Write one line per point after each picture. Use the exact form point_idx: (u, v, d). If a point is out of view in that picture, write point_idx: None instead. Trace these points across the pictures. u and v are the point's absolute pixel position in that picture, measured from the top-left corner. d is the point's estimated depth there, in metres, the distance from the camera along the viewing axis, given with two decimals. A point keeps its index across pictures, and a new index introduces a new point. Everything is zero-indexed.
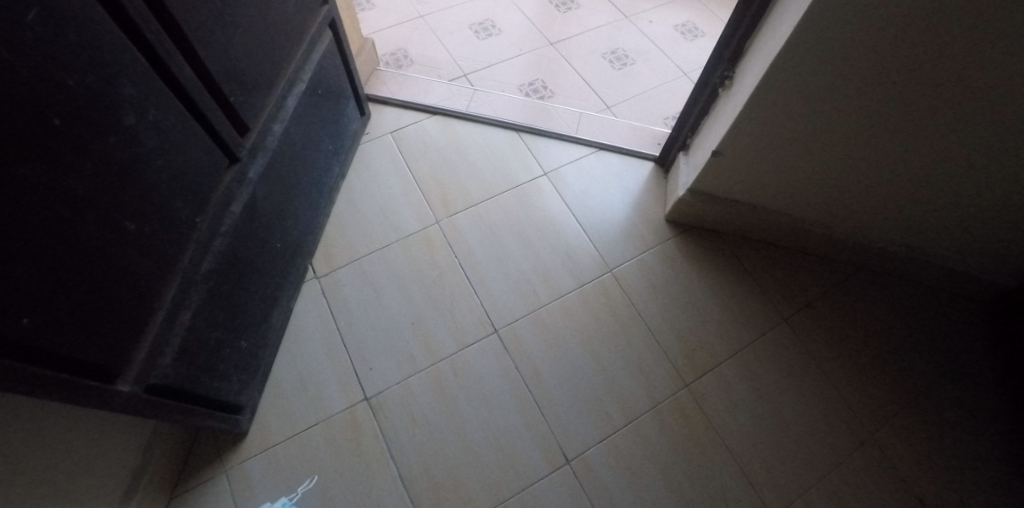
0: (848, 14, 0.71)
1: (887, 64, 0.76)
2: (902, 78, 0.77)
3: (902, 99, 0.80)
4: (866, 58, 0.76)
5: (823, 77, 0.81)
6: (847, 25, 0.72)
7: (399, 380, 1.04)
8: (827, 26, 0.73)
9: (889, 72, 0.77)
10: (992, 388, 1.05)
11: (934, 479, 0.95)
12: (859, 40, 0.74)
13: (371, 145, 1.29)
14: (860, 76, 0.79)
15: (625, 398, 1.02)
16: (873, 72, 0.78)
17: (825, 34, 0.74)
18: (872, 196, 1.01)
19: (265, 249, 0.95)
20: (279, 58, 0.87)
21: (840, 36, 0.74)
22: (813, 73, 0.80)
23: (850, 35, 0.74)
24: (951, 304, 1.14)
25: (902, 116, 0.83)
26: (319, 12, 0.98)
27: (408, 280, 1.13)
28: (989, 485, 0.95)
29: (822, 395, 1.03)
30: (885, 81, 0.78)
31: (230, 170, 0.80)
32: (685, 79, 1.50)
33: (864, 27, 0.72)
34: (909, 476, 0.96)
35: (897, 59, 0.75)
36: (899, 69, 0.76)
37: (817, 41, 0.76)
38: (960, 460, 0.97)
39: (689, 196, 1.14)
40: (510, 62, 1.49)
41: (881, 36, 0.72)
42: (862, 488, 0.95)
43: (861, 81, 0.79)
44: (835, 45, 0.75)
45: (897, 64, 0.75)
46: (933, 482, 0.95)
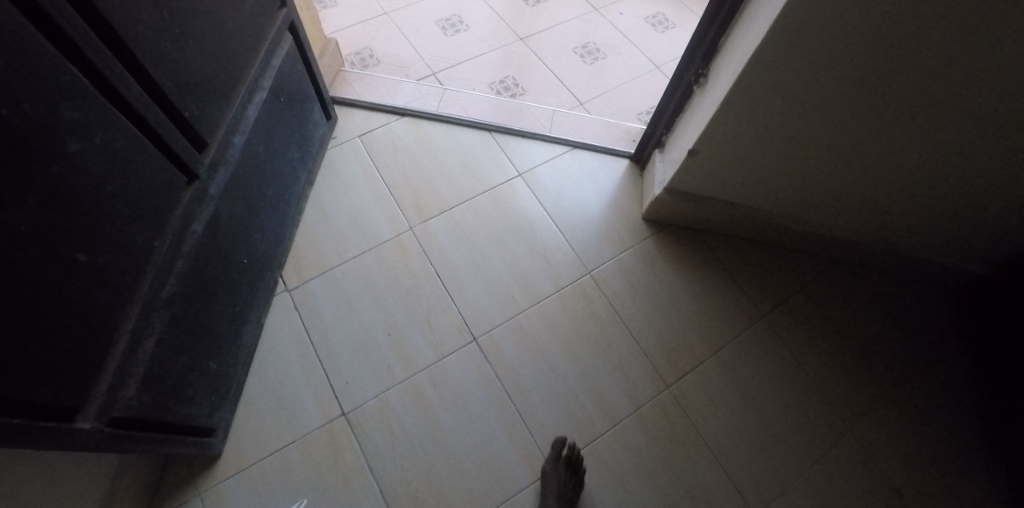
0: (819, 15, 0.71)
1: (855, 64, 0.77)
2: (869, 77, 0.78)
3: (869, 96, 0.81)
4: (835, 57, 0.76)
5: (794, 76, 0.81)
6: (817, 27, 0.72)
7: (378, 394, 1.02)
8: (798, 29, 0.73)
9: (857, 72, 0.78)
10: (956, 372, 1.12)
11: (903, 462, 1.03)
12: (830, 39, 0.74)
13: (339, 150, 1.25)
14: (830, 75, 0.79)
15: (606, 402, 1.04)
16: (842, 72, 0.78)
17: (797, 34, 0.74)
18: (840, 190, 1.03)
19: (232, 266, 0.91)
20: (237, 66, 0.82)
21: (812, 36, 0.74)
22: (785, 72, 0.81)
23: (821, 36, 0.74)
24: (919, 293, 1.21)
25: (870, 112, 0.84)
26: (278, 15, 0.94)
27: (384, 289, 1.11)
28: (953, 464, 1.03)
29: (798, 388, 1.09)
30: (853, 81, 0.79)
31: (189, 190, 0.76)
32: (656, 71, 1.50)
33: (833, 28, 0.72)
34: (880, 461, 1.03)
35: (864, 59, 0.76)
36: (866, 68, 0.77)
37: (790, 41, 0.76)
38: (926, 442, 1.04)
39: (664, 195, 1.15)
40: (480, 59, 1.46)
41: (850, 36, 0.73)
42: (838, 475, 1.01)
43: (830, 80, 0.80)
44: (807, 44, 0.76)
45: (866, 63, 0.76)
46: (902, 464, 1.02)
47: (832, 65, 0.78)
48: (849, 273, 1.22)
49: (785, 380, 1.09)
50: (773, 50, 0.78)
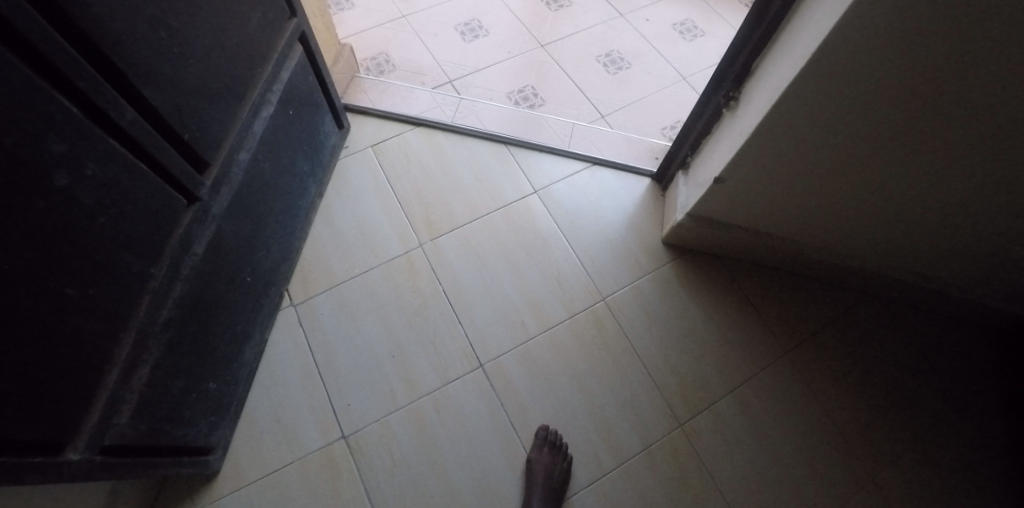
0: (865, 49, 0.65)
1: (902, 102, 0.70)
2: (914, 117, 0.72)
3: (914, 136, 0.75)
4: (881, 94, 0.70)
5: (832, 110, 0.75)
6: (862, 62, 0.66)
7: (380, 417, 1.00)
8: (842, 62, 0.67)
9: (904, 110, 0.71)
10: (995, 418, 1.05)
11: None
12: (876, 75, 0.68)
13: (351, 159, 1.22)
14: (874, 112, 0.73)
15: (615, 437, 1.02)
16: (887, 110, 0.72)
17: (840, 66, 0.68)
18: (877, 224, 0.96)
19: (235, 285, 0.89)
20: (243, 83, 0.79)
21: (857, 69, 0.68)
22: (823, 105, 0.75)
23: (866, 70, 0.68)
24: (957, 331, 1.13)
25: (914, 151, 0.77)
26: (287, 26, 0.90)
27: (390, 308, 1.08)
28: None
29: (818, 431, 1.04)
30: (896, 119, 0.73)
31: (189, 212, 0.73)
32: (684, 83, 1.43)
33: (880, 64, 0.66)
34: None
35: (911, 99, 0.69)
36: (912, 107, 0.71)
37: (832, 72, 0.69)
38: (957, 495, 0.99)
39: (686, 220, 1.09)
40: (499, 66, 1.41)
41: (900, 73, 0.66)
42: None
43: (873, 117, 0.74)
44: (850, 78, 0.69)
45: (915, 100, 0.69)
46: None
47: (875, 102, 0.72)
48: (880, 307, 1.16)
49: (807, 422, 1.05)
50: (812, 81, 0.72)
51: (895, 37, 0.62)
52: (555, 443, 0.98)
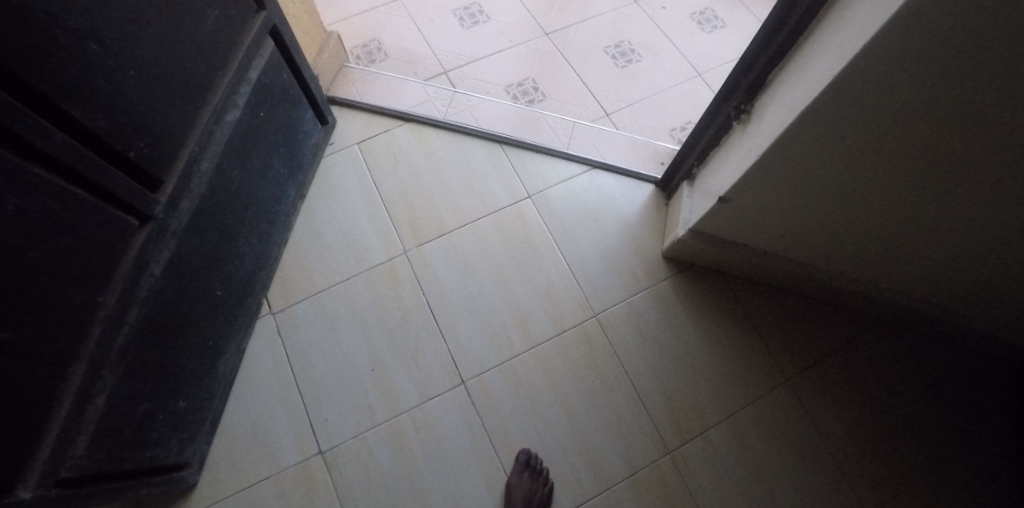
0: (891, 83, 0.56)
1: (931, 142, 0.61)
2: (942, 159, 0.63)
3: (939, 177, 0.66)
4: (905, 130, 0.61)
5: (849, 143, 0.66)
6: (889, 91, 0.57)
7: (357, 433, 0.96)
8: (867, 88, 0.58)
9: (932, 150, 0.62)
10: (1007, 459, 0.98)
11: None
12: (902, 111, 0.58)
13: (336, 158, 1.17)
14: (899, 149, 0.64)
15: (600, 463, 0.97)
16: (912, 146, 0.63)
17: (860, 98, 0.59)
18: (895, 253, 0.88)
19: (204, 300, 0.84)
20: (200, 89, 0.73)
21: (881, 103, 0.59)
22: (839, 136, 0.66)
23: (890, 106, 0.58)
24: (972, 363, 1.06)
25: (940, 191, 0.68)
26: (255, 21, 0.83)
27: (371, 319, 1.04)
28: None
29: (817, 464, 0.98)
30: (924, 159, 0.64)
31: (142, 233, 0.68)
32: (698, 80, 1.32)
33: (909, 100, 0.57)
34: None
35: (943, 141, 0.60)
36: (941, 148, 0.61)
37: (852, 103, 0.60)
38: None
39: (688, 236, 1.02)
40: (499, 56, 1.32)
41: (930, 113, 0.57)
42: None
43: (897, 153, 0.65)
44: (872, 113, 0.60)
45: (943, 142, 0.60)
46: None
47: (899, 139, 0.62)
48: (890, 333, 1.09)
49: (806, 454, 0.99)
50: (828, 109, 0.63)
51: (924, 75, 0.53)
52: (534, 467, 0.93)
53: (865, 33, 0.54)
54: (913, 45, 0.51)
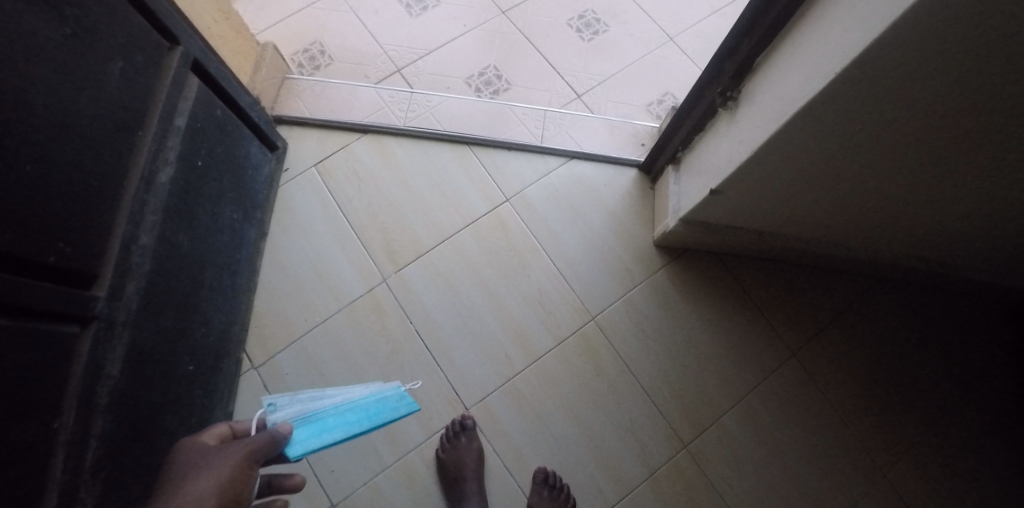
0: (895, 88, 0.49)
1: (946, 140, 0.54)
2: (958, 151, 0.56)
3: (960, 166, 0.59)
4: (911, 130, 0.54)
5: (848, 142, 0.60)
6: (891, 96, 0.50)
7: (367, 480, 0.91)
8: (870, 92, 0.51)
9: (946, 146, 0.55)
10: (1013, 404, 0.96)
11: None
12: (909, 115, 0.52)
13: (293, 187, 1.07)
14: (908, 145, 0.57)
15: (617, 469, 0.93)
16: (918, 143, 0.57)
17: (859, 98, 0.53)
18: (898, 225, 0.81)
19: (176, 378, 0.78)
20: (119, 160, 0.63)
21: (885, 106, 0.52)
22: (841, 134, 0.59)
23: (896, 109, 0.52)
24: (974, 309, 1.01)
25: (947, 179, 0.63)
26: (171, 59, 0.72)
27: (359, 357, 0.97)
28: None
29: (833, 436, 0.94)
30: (932, 153, 0.58)
31: (88, 337, 0.61)
32: (670, 45, 1.23)
33: (921, 100, 0.50)
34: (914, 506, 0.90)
35: (962, 137, 0.53)
36: (953, 145, 0.55)
37: (853, 103, 0.54)
38: (974, 485, 0.91)
39: (680, 227, 0.95)
40: (454, 45, 1.21)
41: (939, 113, 0.51)
42: None
43: (900, 150, 0.59)
44: (874, 115, 0.54)
45: (958, 139, 0.54)
46: None
47: (905, 136, 0.56)
48: (893, 290, 1.02)
49: (820, 430, 0.95)
50: (825, 110, 0.56)
51: (934, 78, 0.47)
52: (554, 485, 0.90)
53: (868, 32, 0.46)
54: (922, 48, 0.44)
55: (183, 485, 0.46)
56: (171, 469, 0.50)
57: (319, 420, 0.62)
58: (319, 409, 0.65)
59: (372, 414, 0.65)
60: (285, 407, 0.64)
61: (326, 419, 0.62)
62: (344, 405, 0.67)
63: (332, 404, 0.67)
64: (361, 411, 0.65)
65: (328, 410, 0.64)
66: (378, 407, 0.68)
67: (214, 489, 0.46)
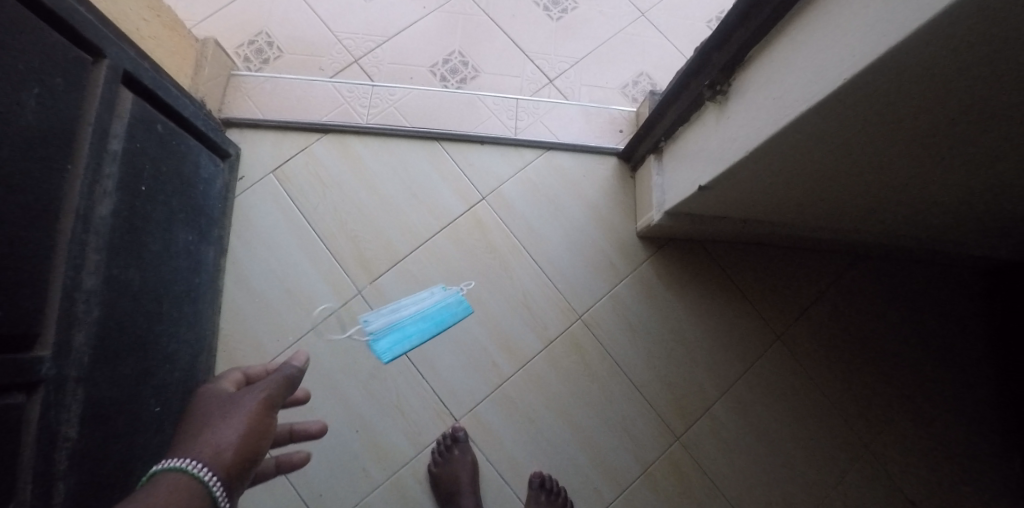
0: (895, 94, 0.47)
1: (939, 137, 0.53)
2: (950, 144, 0.55)
3: (948, 159, 0.58)
4: (908, 129, 0.52)
5: (840, 142, 0.58)
6: (891, 100, 0.48)
7: (358, 502, 0.88)
8: (870, 98, 0.49)
9: (940, 142, 0.54)
10: (983, 368, 1.00)
11: (923, 475, 0.94)
12: (909, 116, 0.50)
13: (252, 197, 0.99)
14: (903, 143, 0.56)
15: (612, 466, 0.93)
16: (915, 143, 0.55)
17: (854, 105, 0.51)
18: (883, 212, 0.81)
19: (143, 423, 0.72)
20: (47, 203, 0.56)
21: (884, 109, 0.50)
22: (833, 136, 0.57)
23: (896, 111, 0.50)
24: (947, 279, 1.04)
25: (934, 171, 0.62)
26: (97, 75, 0.63)
27: (340, 375, 0.93)
28: (972, 471, 0.94)
29: (818, 415, 0.96)
30: (927, 150, 0.56)
31: (36, 403, 0.55)
32: (642, 21, 1.18)
33: (924, 104, 0.48)
34: (895, 475, 0.94)
35: (958, 132, 0.52)
36: (946, 139, 0.53)
37: (848, 110, 0.52)
38: (948, 450, 0.95)
39: (665, 219, 0.93)
40: (415, 29, 1.12)
41: (935, 115, 0.49)
42: (857, 497, 0.93)
43: (891, 148, 0.57)
44: (871, 117, 0.52)
45: (953, 136, 0.52)
46: (923, 477, 0.94)
47: (900, 136, 0.54)
48: (871, 266, 1.04)
49: (807, 412, 0.96)
50: (821, 116, 0.54)
51: (937, 87, 0.44)
52: (551, 489, 0.89)
53: (875, 41, 0.43)
54: (929, 61, 0.42)
55: (205, 434, 0.53)
56: (192, 415, 0.57)
57: (402, 327, 0.96)
58: (399, 317, 0.96)
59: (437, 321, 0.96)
60: (375, 319, 0.96)
61: (409, 326, 0.96)
62: (417, 311, 0.97)
63: (407, 313, 0.96)
64: (432, 321, 0.96)
65: (406, 319, 0.96)
66: (442, 314, 0.97)
67: (234, 439, 0.53)
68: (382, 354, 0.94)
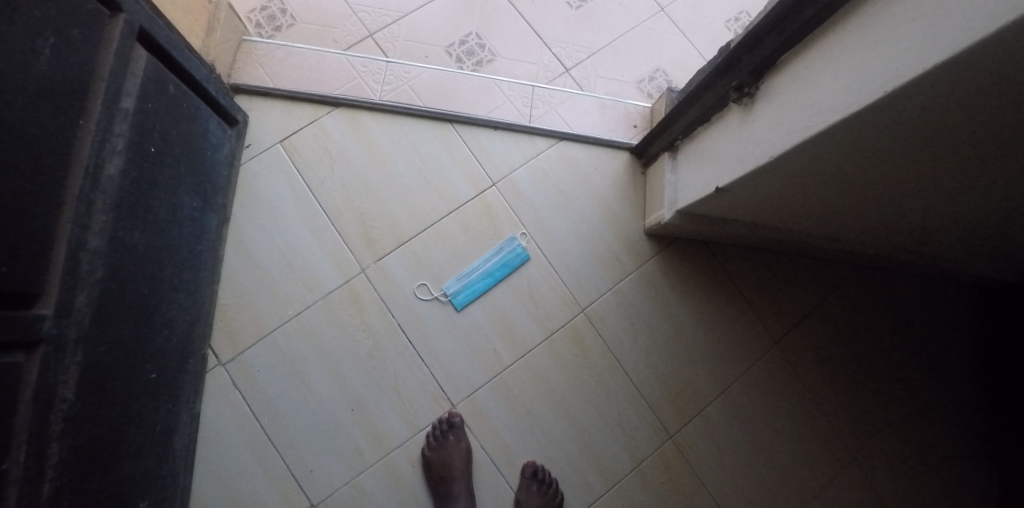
0: (927, 115, 0.47)
1: (964, 159, 0.53)
2: (972, 167, 0.55)
3: (965, 181, 0.59)
4: (934, 148, 0.53)
5: (865, 155, 0.58)
6: (922, 119, 0.48)
7: (349, 480, 0.88)
8: (902, 115, 0.49)
9: (962, 163, 0.55)
10: (970, 386, 1.02)
11: (904, 487, 0.97)
12: (936, 136, 0.50)
13: (258, 167, 0.97)
14: (927, 161, 0.56)
15: (604, 459, 0.94)
16: (940, 163, 0.56)
17: (884, 120, 0.51)
18: (891, 227, 0.81)
19: (140, 390, 0.71)
20: (56, 161, 0.54)
21: (914, 128, 0.50)
22: (857, 148, 0.58)
23: (925, 130, 0.50)
24: (944, 297, 1.05)
25: (951, 191, 0.62)
26: (114, 31, 0.61)
27: (338, 353, 0.92)
28: (950, 486, 0.97)
29: (809, 422, 0.98)
30: (950, 170, 0.57)
31: (35, 363, 0.53)
32: (662, 16, 1.17)
33: (952, 128, 0.48)
34: (877, 485, 0.96)
35: (981, 155, 0.52)
36: (969, 162, 0.54)
37: (876, 124, 0.52)
38: (930, 464, 0.98)
39: (675, 218, 0.93)
40: (433, 7, 1.10)
41: (963, 138, 0.49)
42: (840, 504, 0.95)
43: (914, 165, 0.58)
44: (899, 133, 0.52)
45: (976, 158, 0.53)
46: (903, 489, 0.97)
47: (924, 154, 0.54)
48: (872, 279, 1.05)
49: (798, 418, 0.98)
50: (849, 129, 0.54)
51: (967, 110, 0.45)
52: (543, 479, 0.90)
53: (912, 58, 0.43)
54: (965, 86, 0.42)
55: None
56: None
57: (475, 283, 0.97)
58: (469, 276, 0.97)
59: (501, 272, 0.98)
60: (455, 284, 0.97)
61: (477, 285, 0.97)
62: (485, 268, 0.98)
63: (477, 271, 0.97)
64: (493, 278, 0.97)
65: (477, 276, 0.97)
66: (504, 265, 0.98)
67: None
68: (460, 306, 0.96)
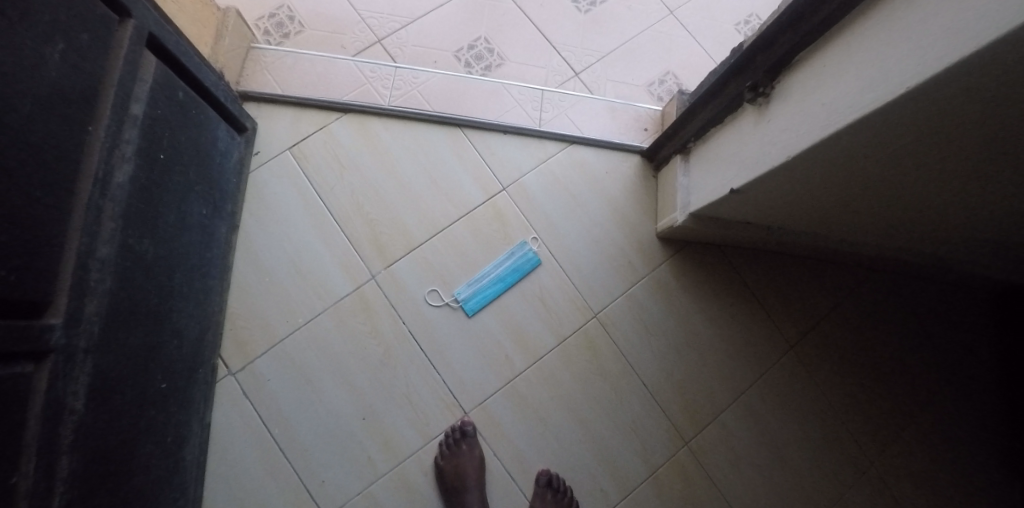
0: (951, 115, 0.46)
1: (991, 160, 0.52)
2: (1001, 169, 0.53)
3: (994, 182, 0.57)
4: (963, 149, 0.51)
5: (887, 155, 0.57)
6: (948, 120, 0.47)
7: (360, 490, 0.87)
8: (925, 114, 0.47)
9: (991, 165, 0.53)
10: (991, 392, 0.99)
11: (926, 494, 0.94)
12: (964, 138, 0.49)
13: (267, 174, 0.97)
14: (954, 163, 0.54)
15: (619, 467, 0.91)
16: (965, 165, 0.54)
17: (906, 120, 0.49)
18: (909, 229, 0.79)
19: (150, 400, 0.70)
20: (64, 168, 0.53)
21: (941, 128, 0.49)
22: (880, 148, 0.56)
23: (952, 131, 0.48)
24: (961, 300, 1.03)
25: (975, 193, 0.61)
26: (123, 36, 0.60)
27: (349, 361, 0.91)
28: (974, 494, 0.94)
29: (827, 428, 0.96)
30: (977, 173, 0.55)
31: (44, 373, 0.52)
32: (671, 20, 1.16)
33: (982, 129, 0.46)
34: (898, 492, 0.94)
35: (1012, 157, 0.50)
36: (999, 163, 0.52)
37: (901, 125, 0.50)
38: (953, 471, 0.95)
39: (688, 222, 0.92)
40: (441, 12, 1.09)
41: (994, 138, 0.48)
42: None
43: (939, 166, 0.56)
44: (925, 133, 0.50)
45: (1006, 159, 0.51)
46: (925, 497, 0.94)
47: (951, 155, 0.53)
48: (888, 282, 1.03)
49: (816, 425, 0.96)
50: (871, 129, 0.53)
51: (997, 109, 0.43)
52: (558, 488, 0.88)
53: (931, 56, 0.42)
54: (990, 85, 0.40)
55: None
56: None
57: (486, 290, 0.95)
58: (480, 283, 0.96)
59: (512, 279, 0.96)
60: (466, 290, 0.95)
61: (488, 290, 0.96)
62: (495, 275, 0.96)
63: (488, 277, 0.96)
64: (505, 283, 0.96)
65: (488, 282, 0.96)
66: (515, 271, 0.97)
67: None
68: (471, 311, 0.95)
